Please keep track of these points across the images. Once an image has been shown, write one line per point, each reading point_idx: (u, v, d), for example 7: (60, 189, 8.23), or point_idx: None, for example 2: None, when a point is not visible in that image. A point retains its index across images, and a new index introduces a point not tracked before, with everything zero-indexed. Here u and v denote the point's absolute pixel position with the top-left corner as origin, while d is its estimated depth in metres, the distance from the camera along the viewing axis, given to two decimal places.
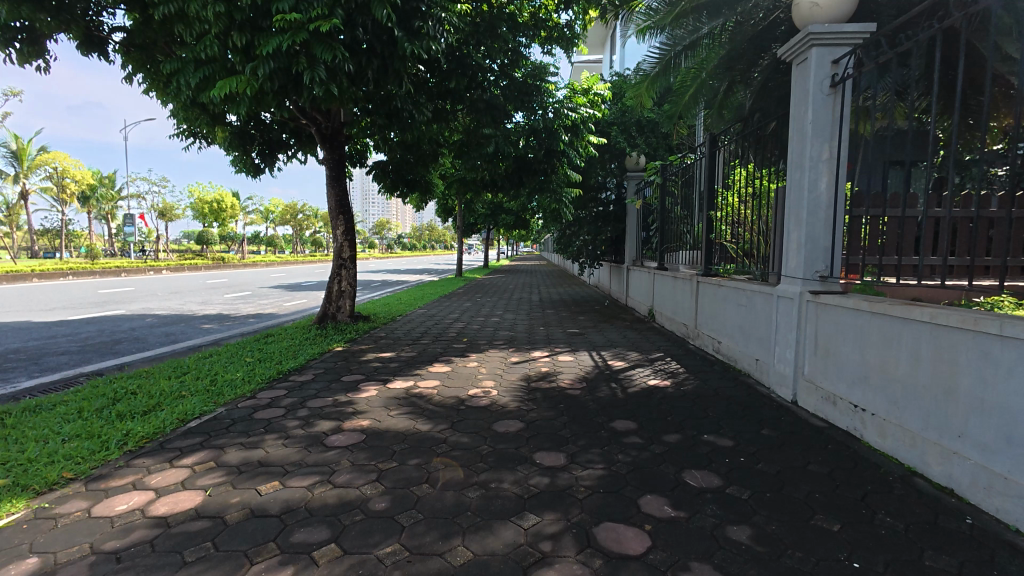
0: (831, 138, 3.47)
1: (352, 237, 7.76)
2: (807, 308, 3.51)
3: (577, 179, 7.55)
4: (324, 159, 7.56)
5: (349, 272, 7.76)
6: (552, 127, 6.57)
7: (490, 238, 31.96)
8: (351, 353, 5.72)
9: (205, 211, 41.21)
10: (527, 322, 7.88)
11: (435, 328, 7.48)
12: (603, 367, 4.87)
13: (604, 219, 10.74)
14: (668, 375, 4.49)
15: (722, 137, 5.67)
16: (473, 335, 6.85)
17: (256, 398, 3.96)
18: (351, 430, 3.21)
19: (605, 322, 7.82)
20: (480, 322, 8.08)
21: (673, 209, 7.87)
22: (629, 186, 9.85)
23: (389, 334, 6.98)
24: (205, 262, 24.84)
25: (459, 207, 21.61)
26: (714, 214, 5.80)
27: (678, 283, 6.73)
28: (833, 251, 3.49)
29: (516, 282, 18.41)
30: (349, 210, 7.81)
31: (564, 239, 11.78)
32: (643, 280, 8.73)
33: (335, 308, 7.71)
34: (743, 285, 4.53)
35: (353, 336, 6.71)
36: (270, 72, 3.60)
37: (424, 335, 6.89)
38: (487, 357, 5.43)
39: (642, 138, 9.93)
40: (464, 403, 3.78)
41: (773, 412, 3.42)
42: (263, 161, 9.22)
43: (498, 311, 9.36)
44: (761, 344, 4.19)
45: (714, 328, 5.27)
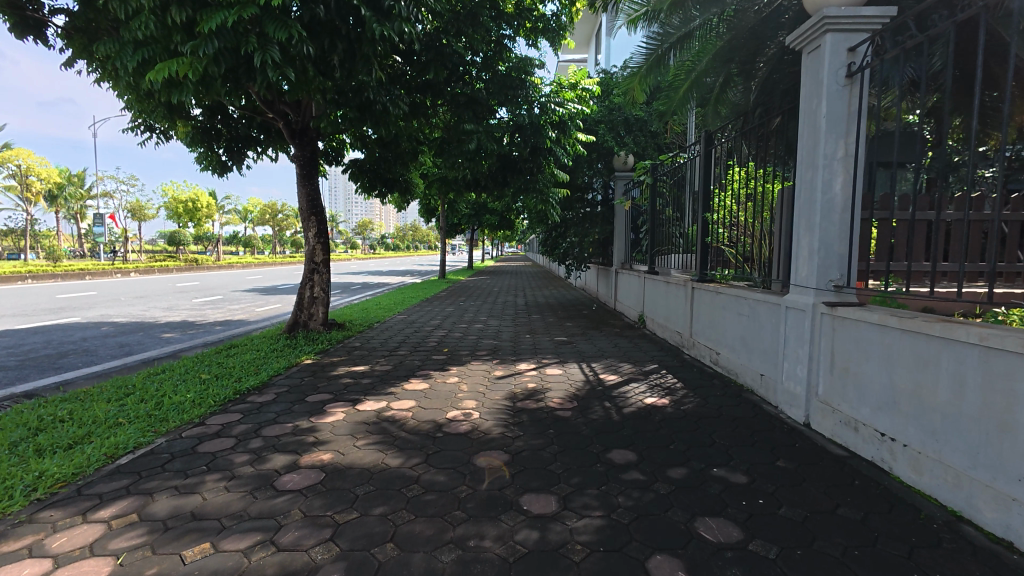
0: (846, 134, 3.14)
1: (325, 240, 7.27)
2: (820, 321, 3.17)
3: (564, 179, 7.18)
4: (294, 157, 7.07)
5: (322, 277, 7.27)
6: (539, 123, 6.18)
7: (475, 238, 31.44)
8: (320, 367, 5.26)
9: (180, 211, 39.96)
10: (512, 330, 7.49)
11: (415, 337, 7.04)
12: (595, 382, 4.50)
13: (591, 221, 10.39)
14: (665, 391, 4.14)
15: (719, 135, 5.35)
16: (455, 344, 6.43)
17: (204, 425, 3.49)
18: (309, 467, 2.78)
19: (594, 328, 7.47)
20: (463, 330, 7.67)
21: (664, 210, 7.54)
22: (617, 186, 9.51)
23: (365, 344, 6.53)
24: (179, 264, 23.93)
25: (442, 207, 21.12)
26: (710, 216, 5.47)
27: (670, 289, 6.40)
28: (849, 258, 3.16)
29: (500, 284, 18.00)
30: (322, 211, 7.33)
31: (551, 241, 11.42)
32: (632, 284, 8.40)
33: (307, 316, 7.21)
34: (745, 294, 4.20)
35: (325, 347, 6.24)
36: (215, 54, 3.16)
37: (402, 345, 6.45)
38: (469, 371, 5.02)
39: (630, 137, 9.60)
40: (442, 428, 3.36)
41: (785, 437, 3.08)
42: (231, 158, 8.69)
43: (482, 317, 8.93)
44: (766, 358, 3.86)
45: (712, 338, 4.94)
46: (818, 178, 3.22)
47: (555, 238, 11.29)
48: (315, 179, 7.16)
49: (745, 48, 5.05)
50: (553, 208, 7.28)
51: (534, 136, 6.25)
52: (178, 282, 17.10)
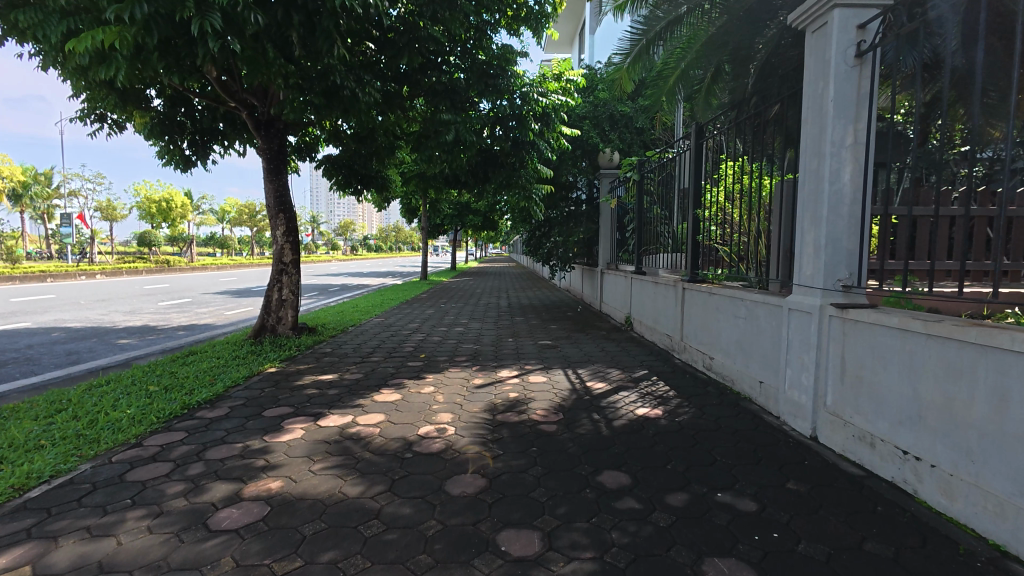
0: (856, 119, 2.86)
1: (294, 239, 6.84)
2: (829, 325, 2.89)
3: (548, 175, 6.85)
4: (260, 150, 6.62)
5: (291, 278, 6.83)
6: (521, 114, 5.85)
7: (458, 239, 31.01)
8: (284, 376, 4.84)
9: (152, 211, 38.71)
10: (494, 333, 7.14)
11: (391, 342, 6.65)
12: (581, 390, 4.17)
13: (576, 220, 10.10)
14: (657, 400, 3.83)
15: (710, 127, 5.08)
16: (433, 350, 6.06)
17: (140, 447, 3.07)
18: (253, 498, 2.39)
19: (579, 331, 7.17)
20: (442, 333, 7.30)
21: (652, 208, 7.27)
22: (602, 184, 9.23)
23: (336, 350, 6.11)
24: (149, 266, 23.04)
25: (424, 207, 20.67)
26: (701, 213, 5.19)
27: (659, 289, 6.12)
28: (860, 255, 2.88)
29: (483, 285, 17.63)
30: (291, 208, 6.89)
31: (535, 241, 11.10)
32: (619, 285, 8.12)
33: (275, 320, 6.77)
34: (742, 295, 3.91)
35: (292, 353, 5.81)
36: (147, 21, 2.78)
37: (376, 350, 6.05)
38: (446, 379, 4.66)
39: (615, 134, 9.33)
40: (412, 448, 3.00)
41: (793, 454, 2.78)
42: (195, 152, 8.19)
43: (463, 320, 8.57)
44: (766, 364, 3.57)
45: (704, 342, 4.66)
46: (825, 168, 2.94)
47: (538, 237, 10.97)
48: (283, 174, 6.73)
49: (737, 35, 4.78)
50: (536, 205, 6.94)
51: (516, 128, 5.92)
52: (146, 284, 16.37)
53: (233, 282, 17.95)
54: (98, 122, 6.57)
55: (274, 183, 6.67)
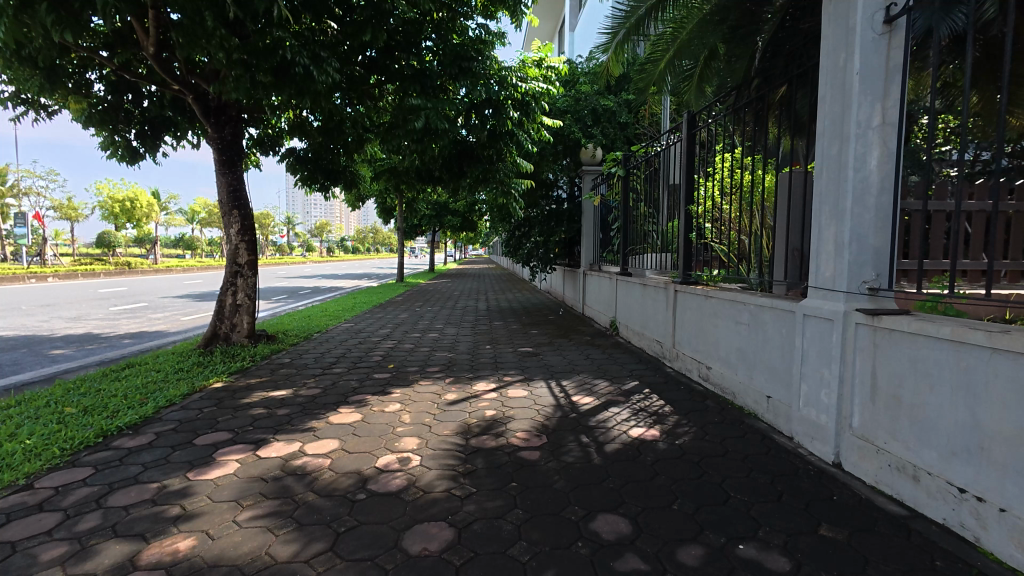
0: (884, 97, 2.48)
1: (250, 238, 6.23)
2: (854, 334, 2.49)
3: (528, 170, 6.38)
4: (209, 139, 6.00)
5: (246, 281, 6.22)
6: (498, 101, 5.37)
7: (436, 240, 30.33)
8: (230, 393, 4.26)
9: (115, 210, 37.02)
10: (472, 340, 6.63)
11: (358, 351, 6.08)
12: (567, 407, 3.70)
13: (557, 219, 9.67)
14: (652, 419, 3.39)
15: (703, 116, 4.68)
16: (402, 359, 5.52)
17: (27, 491, 2.49)
18: (152, 566, 1.86)
19: (563, 336, 6.72)
20: (415, 340, 6.75)
21: (638, 206, 6.90)
22: (585, 181, 8.83)
23: (295, 361, 5.52)
24: (107, 268, 21.77)
25: (400, 207, 20.03)
26: (694, 209, 4.79)
27: (646, 291, 5.71)
28: (890, 253, 2.50)
29: (461, 287, 17.10)
30: (246, 204, 6.27)
31: (514, 241, 10.61)
32: (603, 287, 7.71)
33: (229, 327, 6.15)
34: (745, 298, 3.51)
35: (245, 365, 5.22)
36: None
37: (340, 360, 5.48)
38: (414, 394, 4.14)
39: (598, 129, 8.92)
40: (367, 485, 2.49)
41: (818, 488, 2.37)
42: (144, 144, 7.50)
43: (438, 325, 8.02)
44: (774, 377, 3.18)
45: (698, 350, 4.26)
46: (849, 153, 2.55)
47: (518, 237, 10.50)
48: (238, 167, 6.12)
49: (735, 13, 4.38)
50: (516, 202, 6.46)
51: (493, 117, 5.43)
52: (100, 287, 15.30)
53: (196, 285, 17.02)
54: (26, 107, 5.87)
55: (227, 175, 6.06)
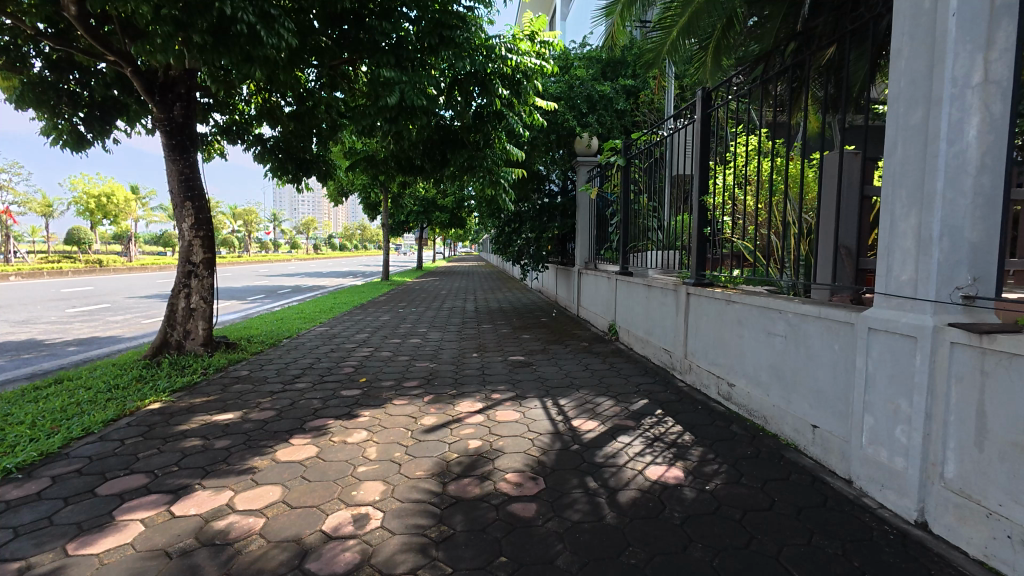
0: (988, 46, 1.89)
1: (205, 233, 5.54)
2: (946, 356, 1.91)
3: (519, 158, 5.75)
4: (155, 120, 5.27)
5: (200, 282, 5.52)
6: (486, 78, 4.71)
7: (424, 238, 29.52)
8: (165, 418, 3.58)
9: (90, 206, 35.68)
10: (456, 347, 5.98)
11: (328, 360, 5.41)
12: (567, 435, 3.09)
13: (550, 214, 9.03)
14: (671, 453, 2.79)
15: (720, 93, 4.07)
16: (377, 372, 4.87)
17: None
18: None
19: (557, 342, 6.10)
20: (394, 347, 6.08)
21: (639, 199, 6.29)
22: (580, 173, 8.21)
23: (254, 374, 4.83)
24: (77, 266, 20.70)
25: (385, 203, 19.27)
26: (708, 200, 4.20)
27: (651, 293, 5.11)
28: (995, 251, 1.91)
29: (450, 287, 16.44)
30: (202, 195, 5.57)
31: (504, 238, 9.96)
32: (600, 287, 7.10)
33: (182, 334, 5.45)
34: (780, 305, 2.93)
35: (193, 380, 4.53)
36: None
37: (306, 373, 4.82)
38: (385, 418, 3.50)
39: (594, 117, 8.28)
40: (306, 563, 1.86)
41: (908, 564, 1.79)
42: (92, 129, 6.74)
43: (421, 329, 7.36)
44: (822, 403, 2.59)
45: (717, 363, 3.68)
46: (939, 120, 1.95)
47: (508, 234, 9.86)
48: (191, 153, 5.43)
49: None
50: (506, 193, 5.83)
51: (481, 95, 4.79)
52: (63, 287, 14.35)
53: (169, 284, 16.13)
54: None
55: (178, 163, 5.36)
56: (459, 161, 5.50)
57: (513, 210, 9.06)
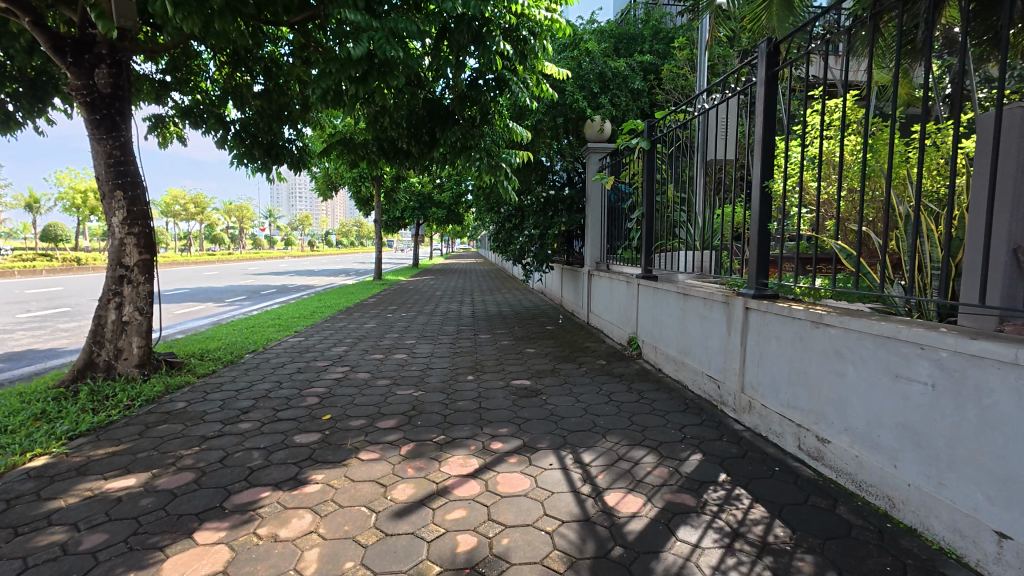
0: None
1: (141, 229, 4.55)
2: None
3: (524, 138, 4.75)
4: (69, 87, 4.24)
5: (134, 290, 4.52)
6: (484, 26, 3.64)
7: (420, 236, 28.42)
8: (39, 486, 2.59)
9: (75, 202, 34.50)
10: (448, 366, 5.00)
11: (290, 385, 4.44)
12: (602, 525, 2.12)
13: (555, 208, 8.03)
14: (768, 567, 1.82)
15: (793, 44, 3.06)
16: (347, 404, 3.88)
17: None
18: None
19: (568, 360, 5.12)
20: (373, 366, 5.10)
21: (666, 188, 5.30)
22: (592, 162, 7.23)
23: (192, 406, 3.85)
24: (55, 265, 19.68)
25: (377, 198, 18.20)
26: (772, 186, 3.21)
27: (687, 303, 4.13)
28: None
29: (446, 286, 15.43)
30: (137, 183, 4.57)
31: (504, 235, 8.96)
32: (616, 292, 6.13)
33: (112, 354, 4.46)
34: (925, 339, 1.96)
35: (110, 419, 3.54)
36: None
37: (257, 406, 3.84)
38: (343, 487, 2.53)
39: (608, 97, 7.26)
40: None
41: None
42: (20, 107, 5.72)
43: (408, 341, 6.38)
44: (1019, 503, 1.65)
45: (794, 406, 2.74)
46: None
47: (508, 231, 8.87)
48: (123, 132, 4.45)
49: None
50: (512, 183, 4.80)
51: (478, 55, 3.79)
52: (29, 287, 13.31)
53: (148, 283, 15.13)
54: None
55: (105, 144, 4.37)
56: (450, 140, 4.50)
57: (515, 204, 8.08)
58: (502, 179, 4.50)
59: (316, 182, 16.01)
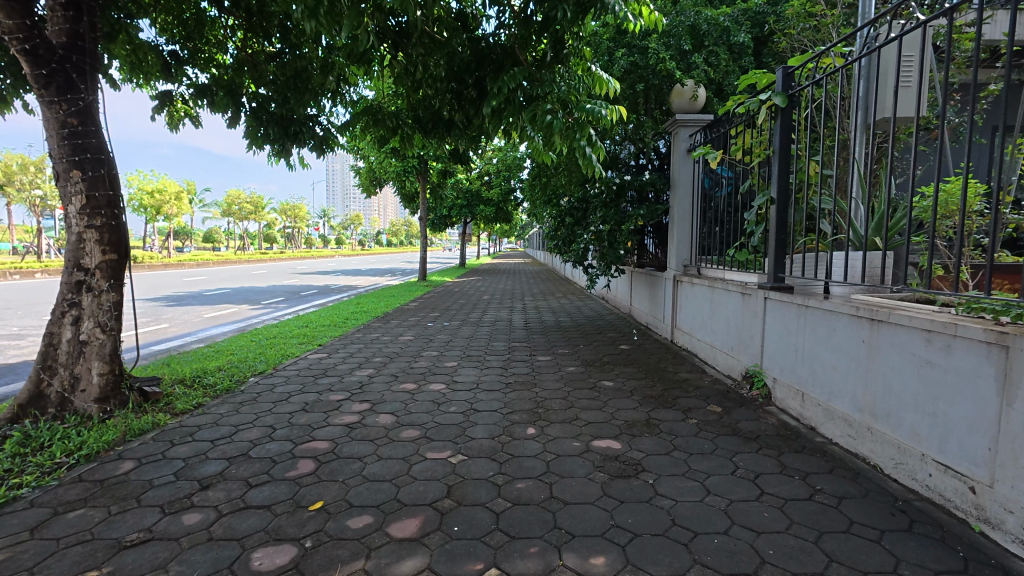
0: None
1: (105, 220, 3.51)
2: None
3: (612, 88, 3.28)
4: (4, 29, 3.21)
5: (93, 300, 3.47)
6: None
7: (468, 235, 27.45)
8: None
9: (143, 203, 36.03)
10: (499, 408, 3.66)
11: (285, 431, 3.25)
12: None
13: (629, 199, 6.57)
14: None
15: None
16: (351, 478, 2.62)
17: None
18: None
19: (664, 405, 3.66)
20: (399, 403, 3.84)
21: (808, 161, 3.76)
22: (682, 139, 5.76)
23: (139, 471, 2.69)
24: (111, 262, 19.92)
25: (423, 194, 17.28)
26: None
27: (877, 336, 2.63)
28: None
29: (493, 289, 14.22)
30: (103, 160, 3.53)
31: (565, 232, 7.56)
32: (721, 306, 4.62)
33: (66, 384, 3.41)
34: None
35: (14, 495, 2.42)
36: None
37: (224, 477, 2.63)
38: None
39: (702, 55, 5.76)
40: None
41: None
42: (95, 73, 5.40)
43: (449, 363, 5.10)
44: None
45: None
46: None
47: (570, 227, 7.49)
48: (82, 94, 3.42)
49: None
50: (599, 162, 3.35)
51: None
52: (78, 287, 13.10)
53: (191, 283, 14.73)
54: None
55: (56, 109, 3.34)
56: (509, 87, 3.00)
57: (585, 193, 6.70)
58: (587, 153, 3.05)
59: (360, 176, 15.27)
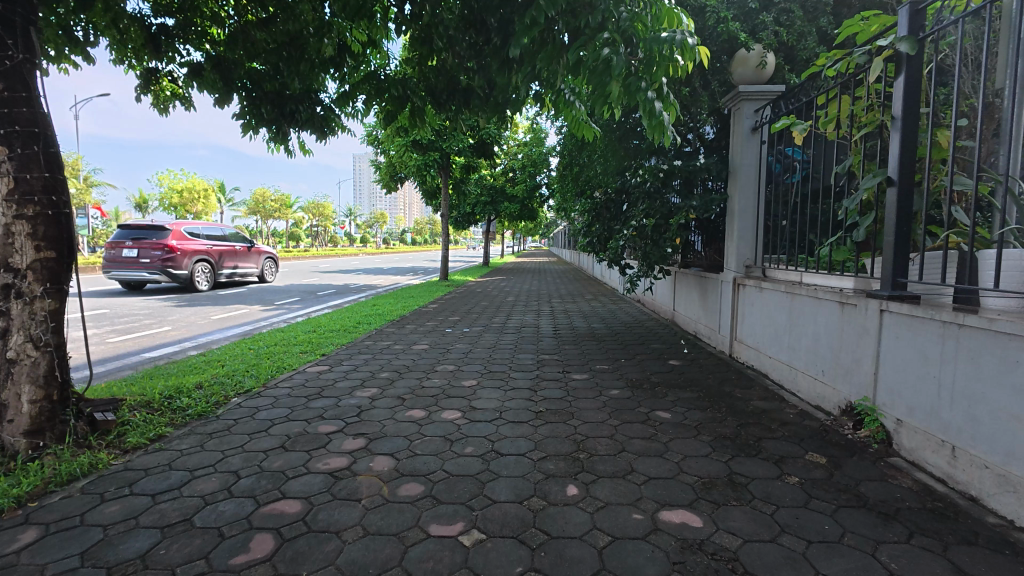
0: None
1: (39, 208, 2.81)
2: None
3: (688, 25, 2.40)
4: None
5: (19, 309, 2.78)
6: None
7: (492, 234, 26.64)
8: None
9: (173, 201, 36.44)
10: (528, 450, 2.84)
11: (249, 483, 2.49)
12: None
13: (679, 188, 5.65)
14: None
15: None
16: (319, 572, 1.83)
17: None
18: None
19: (744, 452, 2.77)
20: (402, 439, 3.05)
21: (945, 130, 2.81)
22: (747, 115, 4.86)
23: (36, 551, 1.96)
24: None
25: (445, 190, 16.55)
26: None
27: None
28: None
29: (519, 290, 13.37)
30: (40, 134, 2.84)
31: (601, 228, 6.67)
32: (806, 319, 3.69)
33: None
34: None
35: None
36: None
37: (145, 565, 1.88)
38: None
39: (770, 14, 4.82)
40: None
41: None
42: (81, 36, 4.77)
43: (467, 381, 4.30)
44: None
45: None
46: None
47: (608, 222, 6.59)
48: (10, 52, 2.73)
49: None
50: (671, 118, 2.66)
51: None
52: (94, 285, 12.85)
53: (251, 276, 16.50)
54: None
55: None
56: (546, 16, 2.18)
57: (639, 178, 5.75)
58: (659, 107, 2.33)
59: (381, 171, 14.63)
